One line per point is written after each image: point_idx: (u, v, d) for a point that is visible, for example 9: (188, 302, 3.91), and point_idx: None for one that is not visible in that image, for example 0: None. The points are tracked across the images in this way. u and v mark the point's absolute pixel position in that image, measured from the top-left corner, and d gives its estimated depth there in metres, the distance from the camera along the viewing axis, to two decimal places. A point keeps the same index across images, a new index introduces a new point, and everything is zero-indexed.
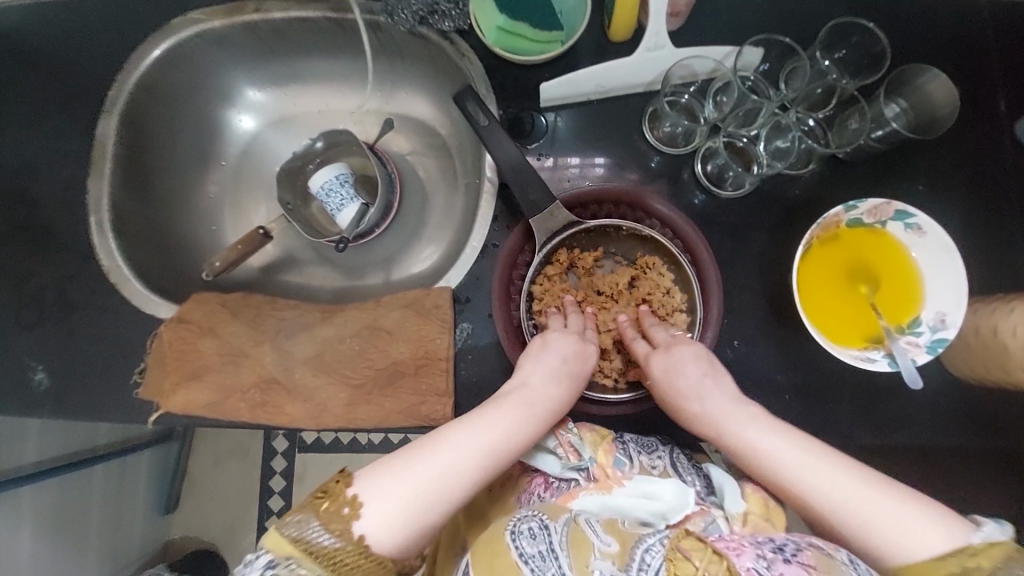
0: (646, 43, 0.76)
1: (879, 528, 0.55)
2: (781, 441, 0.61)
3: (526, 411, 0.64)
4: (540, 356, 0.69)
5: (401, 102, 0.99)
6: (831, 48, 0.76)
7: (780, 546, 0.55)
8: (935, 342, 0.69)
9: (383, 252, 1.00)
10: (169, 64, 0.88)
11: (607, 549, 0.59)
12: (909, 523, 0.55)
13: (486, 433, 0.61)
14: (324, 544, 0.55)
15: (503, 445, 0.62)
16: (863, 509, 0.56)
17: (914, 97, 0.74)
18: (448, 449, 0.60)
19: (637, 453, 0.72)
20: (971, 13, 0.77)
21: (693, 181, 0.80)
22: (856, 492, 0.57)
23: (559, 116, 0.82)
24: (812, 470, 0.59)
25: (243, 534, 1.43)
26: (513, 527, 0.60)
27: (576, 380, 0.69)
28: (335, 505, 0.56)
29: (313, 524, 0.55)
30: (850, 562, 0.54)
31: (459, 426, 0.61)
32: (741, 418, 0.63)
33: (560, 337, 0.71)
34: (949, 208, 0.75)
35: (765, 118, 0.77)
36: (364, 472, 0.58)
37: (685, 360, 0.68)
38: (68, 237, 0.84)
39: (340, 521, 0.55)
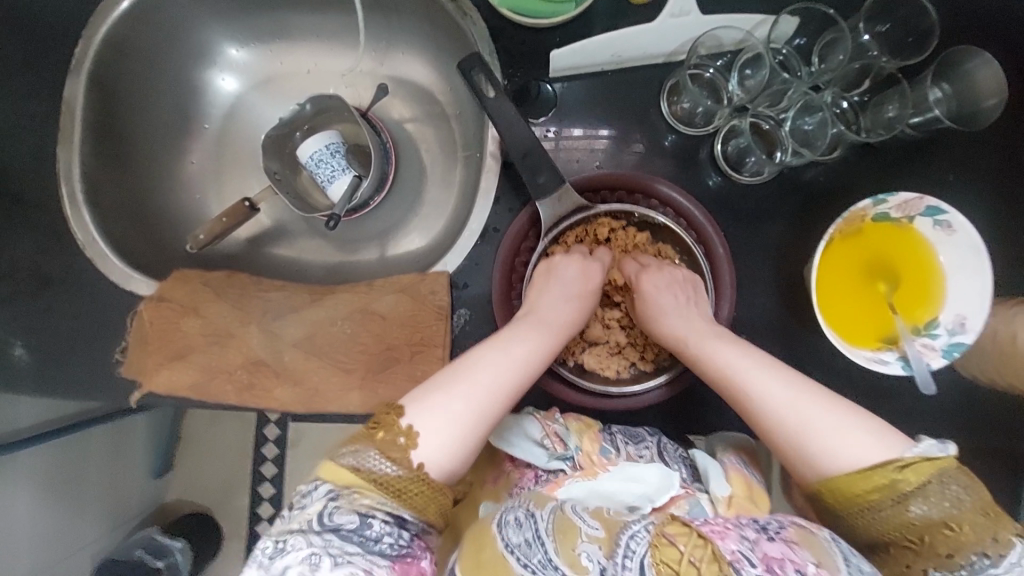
0: (671, 7, 0.68)
1: (818, 436, 0.54)
2: (745, 355, 0.61)
3: (547, 328, 0.65)
4: (547, 282, 0.70)
5: (397, 64, 0.92)
6: (874, 21, 0.69)
7: (762, 526, 0.54)
8: (951, 346, 0.66)
9: (377, 226, 0.95)
10: (138, 17, 0.80)
11: (594, 534, 0.55)
12: (848, 433, 0.53)
13: (508, 352, 0.60)
14: (386, 473, 0.51)
15: (535, 356, 0.62)
16: (808, 418, 0.55)
17: (960, 83, 0.67)
18: (481, 369, 0.58)
19: (624, 444, 0.70)
20: None
21: (709, 162, 0.75)
22: (798, 405, 0.56)
23: (569, 89, 0.75)
24: (760, 378, 0.59)
25: (239, 496, 1.43)
26: (500, 519, 0.58)
27: (586, 301, 0.70)
28: (391, 435, 0.53)
29: (371, 454, 0.52)
30: (832, 539, 0.53)
31: (480, 348, 0.61)
32: (702, 331, 0.65)
33: (563, 260, 0.71)
34: (981, 203, 0.70)
35: (794, 98, 0.71)
36: (408, 402, 0.56)
37: (670, 280, 0.70)
38: (40, 206, 0.79)
39: (398, 450, 0.52)
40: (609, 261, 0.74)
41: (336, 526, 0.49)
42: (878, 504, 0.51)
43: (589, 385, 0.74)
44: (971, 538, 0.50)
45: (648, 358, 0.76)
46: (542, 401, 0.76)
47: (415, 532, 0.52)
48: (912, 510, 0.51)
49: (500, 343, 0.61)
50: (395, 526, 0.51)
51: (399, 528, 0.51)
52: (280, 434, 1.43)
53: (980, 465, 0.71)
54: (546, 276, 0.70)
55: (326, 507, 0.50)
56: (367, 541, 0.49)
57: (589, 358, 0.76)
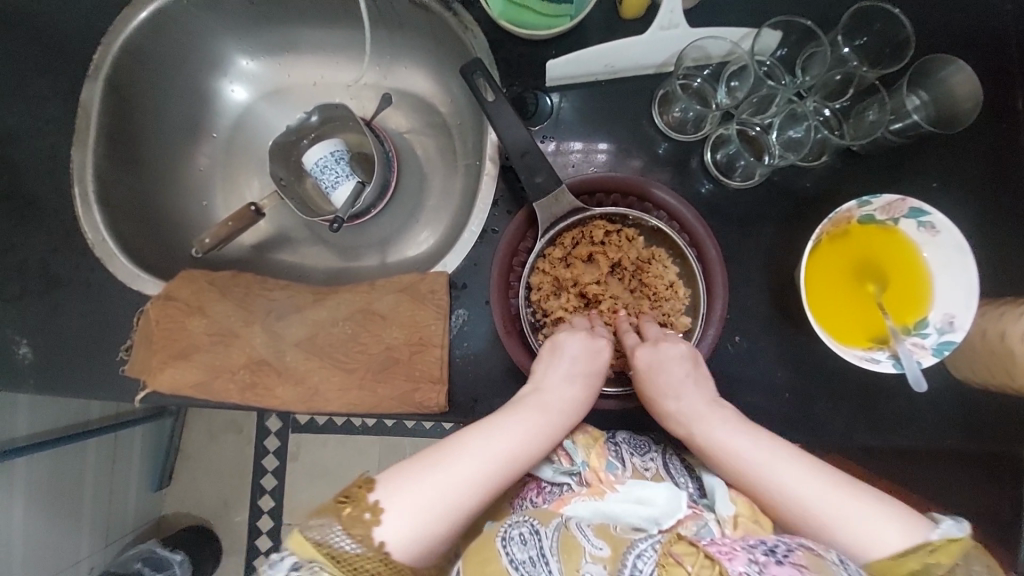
0: (659, 21, 0.72)
1: (843, 527, 0.56)
2: (757, 446, 0.62)
3: (544, 416, 0.64)
4: (552, 360, 0.69)
5: (400, 76, 0.95)
6: (852, 35, 0.73)
7: (771, 548, 0.53)
8: (941, 344, 0.68)
9: (379, 232, 0.98)
10: (155, 29, 0.84)
11: (598, 553, 0.57)
12: (869, 521, 0.55)
13: (499, 435, 0.61)
14: (345, 548, 0.53)
15: (525, 448, 0.61)
16: (827, 510, 0.57)
17: (937, 89, 0.70)
18: (464, 457, 0.58)
19: (629, 455, 0.72)
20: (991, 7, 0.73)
21: (701, 169, 0.77)
22: (825, 497, 0.57)
23: (565, 97, 0.78)
24: (778, 471, 0.60)
25: (236, 508, 1.42)
26: (504, 532, 0.58)
27: (592, 383, 0.68)
28: (357, 510, 0.54)
29: (335, 528, 0.54)
30: (840, 561, 0.53)
31: (477, 427, 0.61)
32: (714, 416, 0.65)
33: (568, 335, 0.70)
34: (964, 207, 0.73)
35: (781, 105, 0.74)
36: (384, 478, 0.57)
37: (667, 360, 0.68)
38: (53, 209, 0.81)
39: (361, 526, 0.54)
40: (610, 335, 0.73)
41: None
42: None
43: None
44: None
45: None
46: None
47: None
48: None
49: (497, 424, 0.62)
50: None
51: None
52: (279, 445, 1.43)
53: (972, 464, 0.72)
54: (551, 353, 0.69)
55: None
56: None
57: None
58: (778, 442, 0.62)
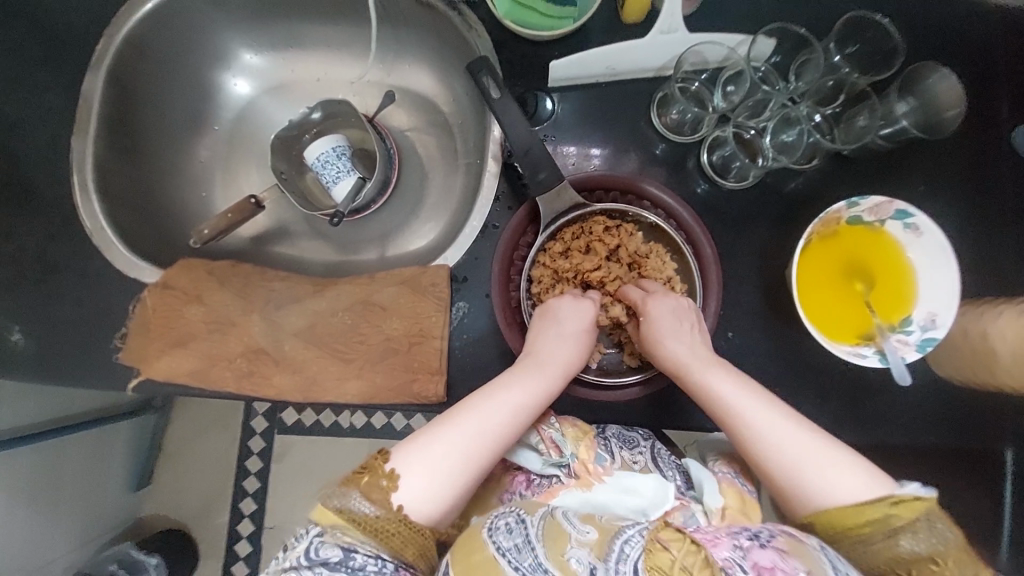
0: (660, 25, 0.74)
1: (813, 473, 0.58)
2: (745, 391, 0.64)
3: (545, 372, 0.67)
4: (548, 320, 0.71)
5: (403, 74, 0.97)
6: (844, 43, 0.76)
7: (754, 534, 0.57)
8: (924, 342, 0.70)
9: (379, 227, 0.98)
10: (160, 20, 0.85)
11: (585, 538, 0.58)
12: (838, 469, 0.58)
13: (505, 395, 0.63)
14: (366, 513, 0.55)
15: (528, 401, 0.64)
16: (802, 455, 0.59)
17: (923, 97, 0.74)
18: (471, 417, 0.61)
19: (618, 449, 0.72)
20: (971, 25, 0.77)
21: (697, 170, 0.79)
22: (802, 445, 0.60)
23: (566, 97, 0.80)
24: (764, 416, 0.62)
25: (216, 514, 1.39)
26: (490, 523, 0.59)
27: (588, 339, 0.71)
28: (374, 478, 0.56)
29: (354, 496, 0.55)
30: (821, 548, 0.55)
31: (481, 392, 0.64)
32: (706, 362, 0.67)
33: (557, 300, 0.72)
34: (947, 211, 0.76)
35: (774, 110, 0.77)
36: (398, 449, 0.59)
37: (672, 312, 0.70)
38: (50, 195, 0.81)
39: (380, 491, 0.56)
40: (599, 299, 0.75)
41: (323, 559, 0.52)
42: (870, 538, 0.56)
43: (584, 374, 0.76)
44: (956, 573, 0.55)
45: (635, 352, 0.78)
46: None
47: (397, 566, 0.55)
48: (902, 544, 0.55)
49: (501, 386, 0.64)
50: (378, 559, 0.54)
51: (382, 560, 0.54)
52: (265, 446, 1.41)
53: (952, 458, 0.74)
54: (541, 318, 0.71)
55: (312, 544, 0.53)
56: (354, 571, 0.52)
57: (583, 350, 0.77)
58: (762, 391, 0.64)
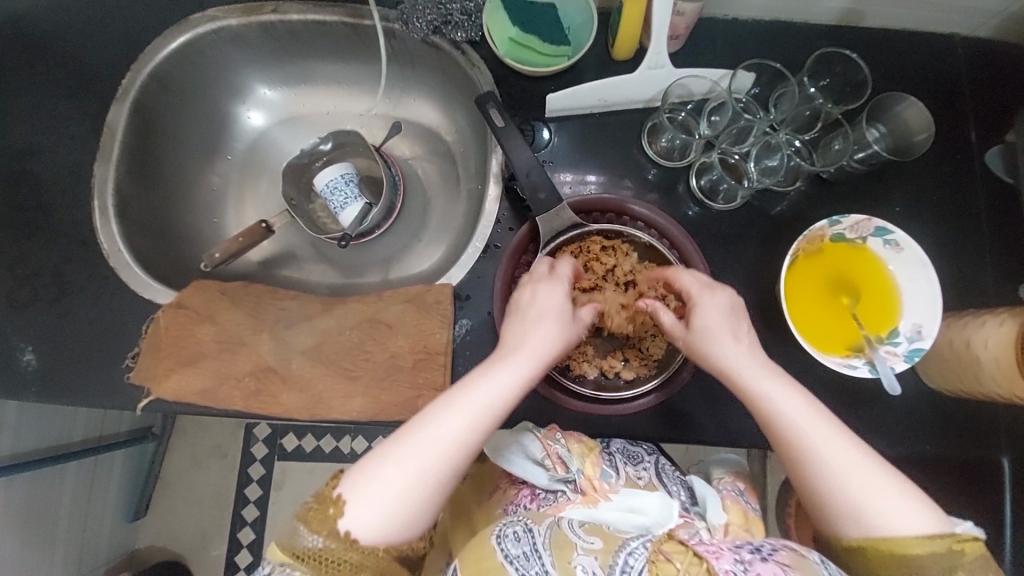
0: (647, 61, 0.80)
1: (869, 503, 0.56)
2: (788, 400, 0.61)
3: (502, 376, 0.62)
4: (518, 317, 0.68)
5: (408, 107, 1.03)
6: (816, 77, 0.82)
7: (757, 548, 0.58)
8: (912, 351, 0.73)
9: (383, 251, 1.02)
10: (184, 58, 0.91)
11: (591, 546, 0.60)
12: (881, 493, 0.56)
13: (460, 404, 0.59)
14: (316, 545, 0.55)
15: (482, 413, 0.59)
16: (848, 477, 0.57)
17: (893, 123, 0.79)
18: (421, 433, 0.58)
19: (623, 464, 0.73)
20: (931, 59, 0.84)
21: (687, 194, 0.84)
22: (853, 471, 0.57)
23: (563, 126, 0.86)
24: (822, 435, 0.59)
25: (215, 542, 1.38)
26: (499, 531, 0.62)
27: (556, 331, 0.66)
28: (324, 507, 0.56)
29: (303, 530, 0.55)
30: (821, 562, 0.57)
31: (437, 403, 0.60)
32: (760, 369, 0.62)
33: (543, 290, 0.69)
34: (924, 228, 0.80)
35: (757, 136, 0.82)
36: (351, 472, 0.58)
37: (721, 314, 0.66)
38: (71, 220, 0.84)
39: (326, 522, 0.55)
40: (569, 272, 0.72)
41: None
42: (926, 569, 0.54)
43: (581, 388, 0.78)
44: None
45: (630, 367, 0.80)
46: (538, 405, 0.80)
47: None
48: None
49: (456, 394, 0.60)
50: None
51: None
52: (264, 473, 1.40)
53: None
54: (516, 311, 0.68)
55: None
56: None
57: (579, 365, 0.79)
58: (811, 400, 0.61)
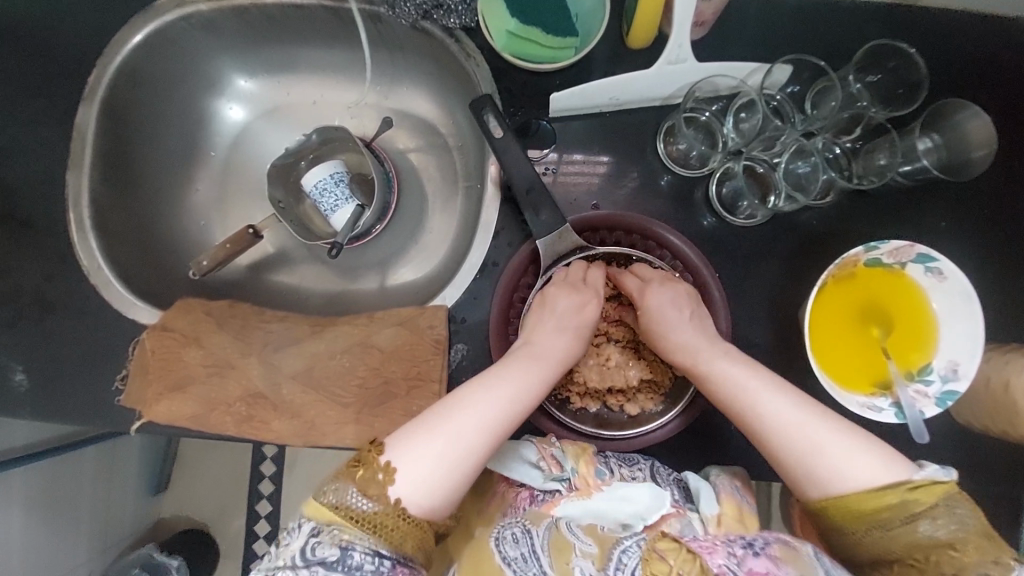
0: (667, 55, 0.69)
1: (839, 466, 0.55)
2: (742, 373, 0.62)
3: (538, 362, 0.65)
4: (540, 313, 0.70)
5: (401, 97, 0.94)
6: (865, 71, 0.71)
7: (749, 542, 0.55)
8: (944, 394, 0.67)
9: (379, 254, 0.97)
10: (153, 49, 0.83)
11: (587, 550, 0.58)
12: (862, 458, 0.55)
13: (496, 383, 0.62)
14: (364, 508, 0.52)
15: (523, 392, 0.62)
16: (832, 444, 0.56)
17: (949, 134, 0.69)
18: (464, 407, 0.59)
19: (617, 466, 0.69)
20: (1001, 45, 0.71)
21: (704, 202, 0.76)
22: (821, 432, 0.57)
23: (568, 128, 0.77)
24: (779, 401, 0.59)
25: (235, 513, 1.41)
26: (497, 534, 0.61)
27: (578, 338, 0.69)
28: (369, 473, 0.54)
29: (351, 491, 0.53)
30: (816, 555, 0.54)
31: (474, 382, 0.62)
32: (712, 351, 0.65)
33: (557, 290, 0.70)
34: (971, 248, 0.72)
35: (787, 142, 0.73)
36: (392, 440, 0.57)
37: (669, 299, 0.69)
38: (47, 234, 0.80)
39: (375, 486, 0.54)
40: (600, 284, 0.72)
41: (319, 559, 0.50)
42: (890, 524, 0.53)
43: (583, 425, 0.73)
44: (976, 560, 0.52)
45: (637, 401, 0.75)
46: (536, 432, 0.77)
47: (397, 561, 0.52)
48: (921, 529, 0.52)
49: (491, 375, 0.63)
50: (375, 556, 0.51)
51: (380, 558, 0.51)
52: (278, 451, 1.42)
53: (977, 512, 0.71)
54: (541, 307, 0.70)
55: (308, 543, 0.51)
56: (352, 570, 0.50)
57: (578, 398, 0.75)
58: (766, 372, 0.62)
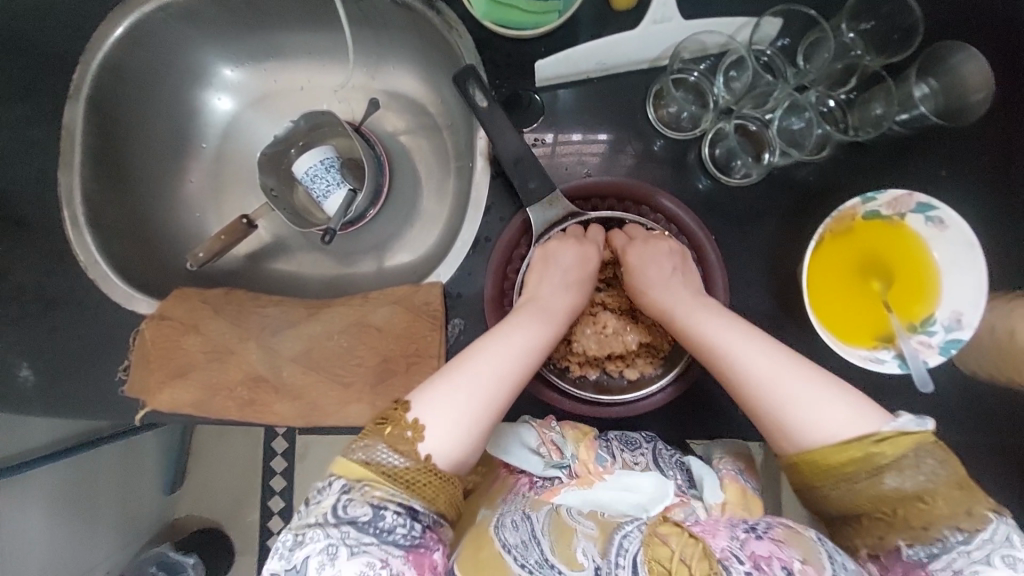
0: (652, 14, 0.68)
1: (805, 414, 0.55)
2: (719, 327, 0.62)
3: (546, 316, 0.66)
4: (545, 269, 0.70)
5: (388, 77, 0.93)
6: (858, 19, 0.69)
7: (752, 526, 0.56)
8: (949, 343, 0.66)
9: (375, 238, 0.96)
10: (135, 42, 0.82)
11: (590, 532, 0.59)
12: (834, 408, 0.54)
13: (506, 338, 0.62)
14: (394, 464, 0.52)
15: (535, 347, 0.63)
16: (802, 394, 0.55)
17: (946, 77, 0.67)
18: (475, 363, 0.59)
19: (619, 450, 0.68)
20: None
21: (698, 165, 0.75)
22: (794, 382, 0.56)
23: (556, 97, 0.76)
24: (754, 355, 0.59)
25: (250, 508, 1.40)
26: (498, 520, 0.61)
27: (581, 292, 0.70)
28: (399, 430, 0.54)
29: (381, 448, 0.53)
30: (819, 540, 0.54)
31: (484, 339, 0.62)
32: (690, 305, 0.65)
33: (560, 245, 0.70)
34: (974, 197, 0.70)
35: (780, 98, 0.71)
36: (416, 398, 0.57)
37: (655, 255, 0.69)
38: (41, 230, 0.81)
39: (405, 443, 0.54)
40: (601, 240, 0.73)
41: (351, 518, 0.50)
42: (854, 476, 0.52)
43: (582, 392, 0.74)
44: (946, 513, 0.50)
45: (636, 365, 0.75)
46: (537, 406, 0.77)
47: (428, 522, 0.52)
48: (886, 482, 0.52)
49: (502, 332, 0.63)
50: (408, 517, 0.51)
51: (412, 519, 0.51)
52: (288, 446, 1.41)
53: (988, 466, 0.69)
54: (543, 263, 0.70)
55: (340, 500, 0.51)
56: (384, 532, 0.50)
57: (577, 367, 0.75)
58: (745, 326, 0.62)
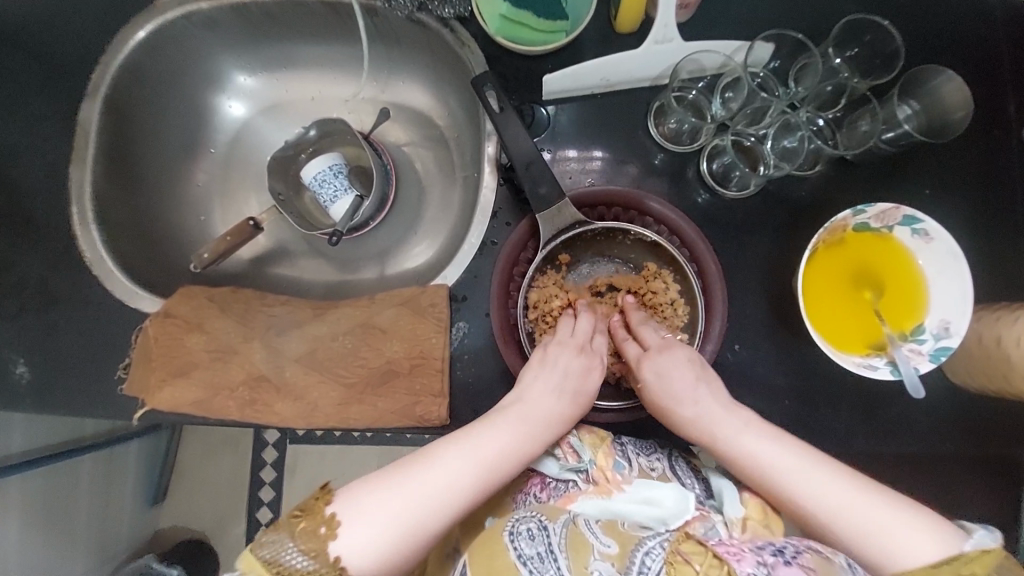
0: (654, 35, 0.73)
1: (884, 543, 0.53)
2: (771, 451, 0.60)
3: (523, 426, 0.63)
4: (542, 370, 0.68)
5: (397, 91, 0.96)
6: (843, 46, 0.75)
7: (780, 549, 0.55)
8: (938, 350, 0.68)
9: (379, 244, 0.98)
10: (155, 47, 0.85)
11: (607, 550, 0.57)
12: (907, 533, 0.53)
13: (475, 446, 0.59)
14: (298, 565, 0.50)
15: (502, 462, 0.60)
16: (869, 522, 0.54)
17: (928, 99, 0.72)
18: (433, 469, 0.57)
19: (636, 454, 0.69)
20: (972, 20, 0.75)
21: (697, 180, 0.78)
22: (859, 509, 0.55)
23: (561, 110, 0.79)
24: (812, 483, 0.57)
25: (233, 524, 1.35)
26: (512, 527, 0.58)
27: (572, 405, 0.67)
28: (314, 523, 0.52)
29: (288, 544, 0.51)
30: (849, 567, 0.53)
31: (447, 441, 0.59)
32: (735, 424, 0.63)
33: (559, 349, 0.70)
34: (954, 214, 0.74)
35: (774, 116, 0.75)
36: (345, 491, 0.55)
37: (673, 364, 0.68)
38: (48, 227, 0.81)
39: (314, 541, 0.51)
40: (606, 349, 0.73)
41: None
42: None
43: None
44: None
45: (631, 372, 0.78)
46: None
47: None
48: None
49: (470, 436, 0.60)
50: None
51: None
52: (278, 457, 1.35)
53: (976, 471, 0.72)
54: (539, 363, 0.69)
55: None
56: None
57: None
58: (797, 443, 0.60)
